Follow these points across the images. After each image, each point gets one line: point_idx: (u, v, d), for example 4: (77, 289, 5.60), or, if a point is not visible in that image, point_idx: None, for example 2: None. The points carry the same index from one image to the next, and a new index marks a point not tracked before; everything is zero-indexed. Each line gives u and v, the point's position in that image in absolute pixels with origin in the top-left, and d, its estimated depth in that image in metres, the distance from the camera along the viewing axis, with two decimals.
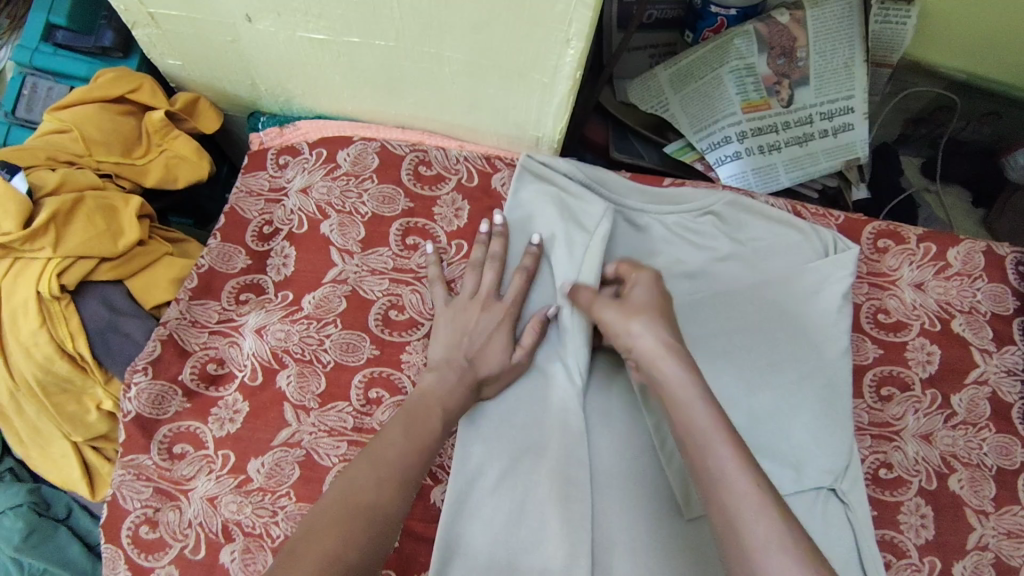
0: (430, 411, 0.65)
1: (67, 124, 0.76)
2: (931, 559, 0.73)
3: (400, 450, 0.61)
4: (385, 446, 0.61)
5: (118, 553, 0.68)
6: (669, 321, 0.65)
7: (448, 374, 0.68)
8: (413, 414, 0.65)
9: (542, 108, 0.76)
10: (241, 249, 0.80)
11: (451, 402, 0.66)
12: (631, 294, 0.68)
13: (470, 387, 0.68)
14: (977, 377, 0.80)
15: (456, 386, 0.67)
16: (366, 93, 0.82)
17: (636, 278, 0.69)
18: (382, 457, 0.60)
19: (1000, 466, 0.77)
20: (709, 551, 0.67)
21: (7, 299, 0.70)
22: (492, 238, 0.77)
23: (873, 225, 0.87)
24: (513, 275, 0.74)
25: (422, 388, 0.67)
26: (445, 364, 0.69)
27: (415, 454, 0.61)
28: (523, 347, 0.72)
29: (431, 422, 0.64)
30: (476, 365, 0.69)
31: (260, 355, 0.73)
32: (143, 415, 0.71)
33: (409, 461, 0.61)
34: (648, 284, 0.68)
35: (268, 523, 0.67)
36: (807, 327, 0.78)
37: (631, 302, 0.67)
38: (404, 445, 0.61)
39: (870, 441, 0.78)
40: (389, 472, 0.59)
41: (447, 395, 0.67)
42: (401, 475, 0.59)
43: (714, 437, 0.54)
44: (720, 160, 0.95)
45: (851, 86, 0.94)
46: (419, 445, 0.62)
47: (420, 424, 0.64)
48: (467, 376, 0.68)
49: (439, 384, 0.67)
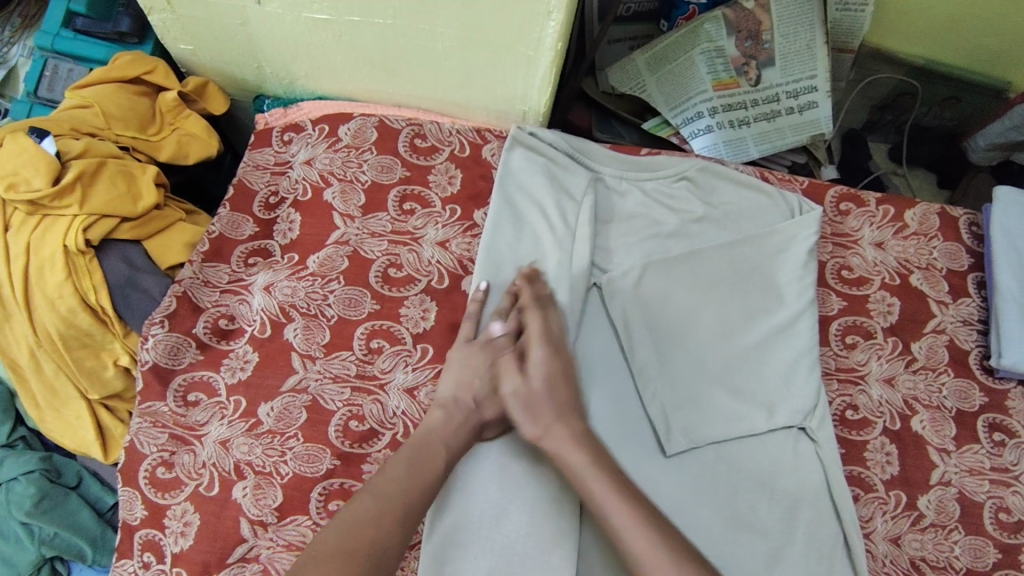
0: (434, 449, 0.67)
1: (90, 100, 0.83)
2: (896, 493, 0.79)
3: (404, 487, 0.63)
4: (386, 482, 0.63)
5: (135, 494, 0.73)
6: (566, 407, 0.69)
7: (456, 413, 0.70)
8: (419, 451, 0.67)
9: (529, 81, 0.83)
10: (249, 217, 0.85)
11: (455, 442, 0.68)
12: (531, 387, 0.70)
13: (473, 430, 0.70)
14: (935, 326, 0.87)
15: (462, 427, 0.69)
16: (364, 73, 0.89)
17: (540, 366, 0.70)
18: (384, 492, 0.62)
19: (960, 408, 0.83)
20: (687, 486, 0.76)
21: (34, 256, 0.76)
22: (529, 290, 0.76)
23: (835, 190, 0.94)
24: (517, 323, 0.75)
25: (426, 428, 0.69)
26: (452, 404, 0.70)
27: (419, 490, 0.64)
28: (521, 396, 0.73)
29: (435, 459, 0.66)
30: (483, 409, 0.71)
31: (269, 310, 0.78)
32: (160, 364, 0.76)
33: (409, 494, 0.63)
34: (549, 379, 0.70)
35: (277, 461, 0.71)
36: (776, 280, 0.85)
37: (527, 398, 0.69)
38: (406, 480, 0.64)
39: (837, 384, 0.84)
40: (393, 509, 0.61)
41: (452, 435, 0.69)
42: (401, 511, 0.61)
43: (617, 515, 0.60)
44: (693, 134, 1.01)
45: (813, 66, 1.02)
46: (420, 480, 0.64)
47: (423, 462, 0.66)
48: (472, 418, 0.70)
49: (445, 425, 0.69)
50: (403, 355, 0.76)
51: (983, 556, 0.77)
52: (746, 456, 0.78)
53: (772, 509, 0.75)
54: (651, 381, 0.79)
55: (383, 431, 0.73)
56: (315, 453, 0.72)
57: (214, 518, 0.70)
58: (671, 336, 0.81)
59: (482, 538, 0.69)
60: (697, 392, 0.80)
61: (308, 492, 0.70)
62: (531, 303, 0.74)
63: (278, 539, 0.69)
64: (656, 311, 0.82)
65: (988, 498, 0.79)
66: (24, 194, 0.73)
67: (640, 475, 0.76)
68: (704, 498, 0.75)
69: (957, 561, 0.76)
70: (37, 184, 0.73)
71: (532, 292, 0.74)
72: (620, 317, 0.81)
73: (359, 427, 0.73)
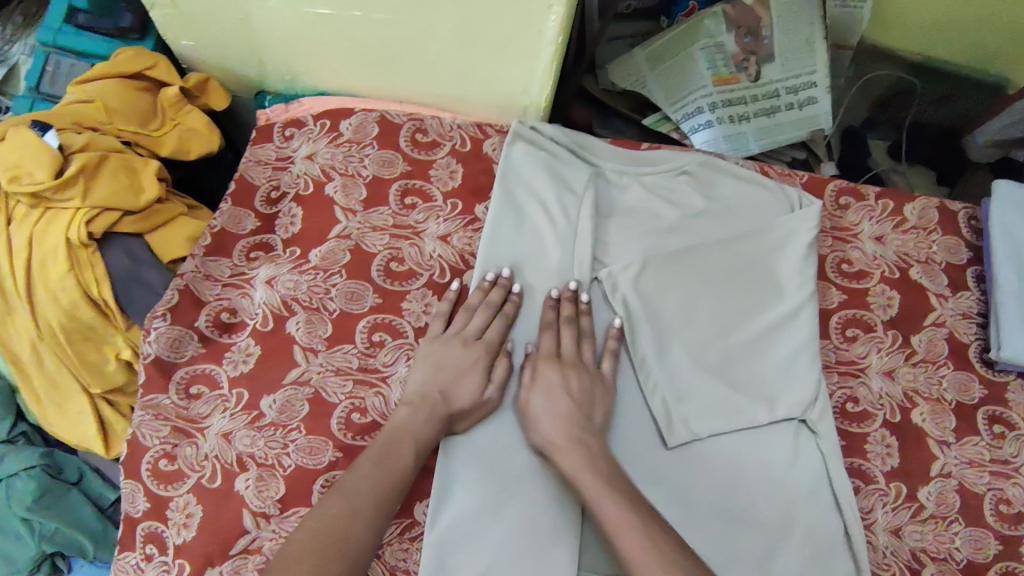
0: (401, 445, 0.68)
1: (92, 95, 0.83)
2: (897, 485, 0.79)
3: (372, 483, 0.65)
4: (358, 479, 0.65)
5: (138, 487, 0.73)
6: (567, 418, 0.70)
7: (421, 409, 0.71)
8: (386, 447, 0.68)
9: (529, 75, 0.84)
10: (250, 212, 0.86)
11: (423, 435, 0.69)
12: (531, 403, 0.73)
13: (441, 423, 0.70)
14: (934, 319, 0.87)
15: (428, 421, 0.70)
16: (367, 68, 0.89)
17: (541, 376, 0.74)
18: (355, 489, 0.64)
19: (960, 400, 0.84)
20: (688, 476, 0.77)
21: (36, 248, 0.76)
22: (495, 289, 0.78)
23: (834, 184, 0.94)
24: (495, 322, 0.77)
25: (394, 425, 0.70)
26: (420, 400, 0.71)
27: (389, 485, 0.65)
28: (496, 386, 0.74)
29: (402, 454, 0.68)
30: (450, 402, 0.71)
31: (271, 303, 0.79)
32: (162, 357, 0.76)
33: (381, 490, 0.64)
34: (548, 393, 0.73)
35: (279, 454, 0.72)
36: (777, 274, 0.85)
37: (532, 412, 0.72)
38: (376, 476, 0.65)
39: (837, 377, 0.84)
40: (362, 504, 0.63)
41: (420, 428, 0.69)
42: (371, 506, 0.63)
43: (611, 519, 0.62)
44: (693, 128, 1.02)
45: (813, 62, 1.03)
46: (391, 477, 0.66)
47: (391, 457, 0.67)
48: (438, 412, 0.70)
49: (412, 419, 0.70)
50: (405, 348, 0.77)
51: (984, 547, 0.77)
52: (747, 448, 0.78)
53: (773, 500, 0.76)
54: (652, 372, 0.80)
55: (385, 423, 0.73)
56: (318, 446, 0.72)
57: (216, 509, 0.71)
58: (672, 329, 0.82)
59: (485, 529, 0.69)
60: (699, 384, 0.80)
61: (311, 484, 0.71)
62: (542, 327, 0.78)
63: (281, 531, 0.69)
64: (656, 303, 0.82)
65: (988, 489, 0.80)
66: (27, 186, 0.74)
67: (642, 467, 0.77)
68: (704, 489, 0.76)
69: (958, 552, 0.77)
70: (40, 176, 0.74)
71: (544, 316, 0.78)
72: (622, 309, 0.81)
73: (361, 420, 0.73)
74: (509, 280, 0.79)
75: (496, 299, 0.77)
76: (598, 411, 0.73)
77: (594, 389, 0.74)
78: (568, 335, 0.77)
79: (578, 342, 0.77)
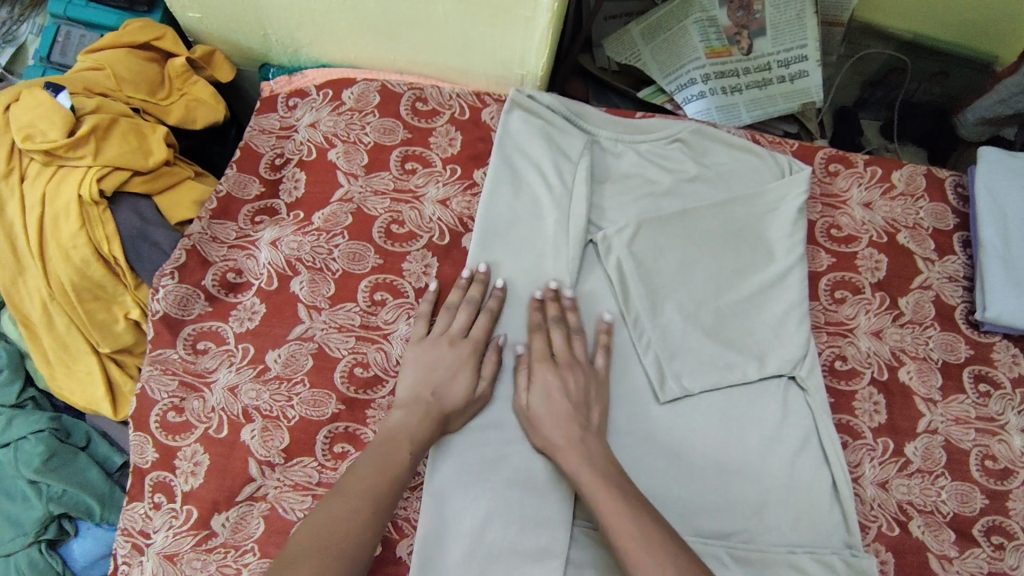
0: (397, 446, 0.67)
1: (101, 63, 0.85)
2: (884, 440, 0.82)
3: (370, 487, 0.64)
4: (354, 480, 0.64)
5: (146, 439, 0.75)
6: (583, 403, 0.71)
7: (416, 411, 0.70)
8: (383, 448, 0.67)
9: (527, 43, 0.86)
10: (255, 177, 0.88)
11: (417, 436, 0.68)
12: (530, 407, 0.72)
13: (436, 423, 0.70)
14: (921, 282, 0.89)
15: (424, 421, 0.69)
16: (367, 39, 0.91)
17: (539, 383, 0.73)
18: (353, 491, 0.63)
19: (946, 359, 0.86)
20: (681, 428, 0.79)
21: (49, 205, 0.79)
22: (472, 285, 0.78)
23: (824, 152, 0.97)
24: (479, 319, 0.76)
25: (390, 427, 0.69)
26: (412, 402, 0.70)
27: (387, 488, 0.65)
28: (485, 383, 0.73)
29: (400, 456, 0.67)
30: (441, 402, 0.71)
31: (275, 263, 0.81)
32: (170, 314, 0.79)
33: (378, 492, 0.64)
34: (547, 396, 0.72)
35: (284, 406, 0.74)
36: (766, 238, 0.87)
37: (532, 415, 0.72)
38: (373, 479, 0.65)
39: (826, 336, 0.86)
40: (360, 506, 0.62)
41: (416, 429, 0.69)
42: (369, 507, 0.63)
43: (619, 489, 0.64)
44: (686, 99, 1.04)
45: (804, 35, 1.05)
46: (388, 478, 0.65)
47: (388, 458, 0.66)
48: (432, 412, 0.70)
49: (407, 420, 0.69)
50: (405, 307, 0.79)
51: (970, 500, 0.80)
52: (738, 404, 0.80)
53: (762, 453, 0.78)
54: (645, 330, 0.82)
55: (386, 377, 0.76)
56: (322, 398, 0.74)
57: (224, 458, 0.73)
58: (665, 291, 0.84)
59: (486, 475, 0.72)
60: (690, 342, 0.82)
61: (314, 435, 0.73)
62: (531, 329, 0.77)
63: (286, 480, 0.72)
64: (649, 265, 0.84)
65: (974, 446, 0.82)
66: (41, 144, 0.76)
67: (635, 421, 0.79)
68: (699, 445, 0.78)
69: (944, 505, 0.79)
70: (52, 135, 0.76)
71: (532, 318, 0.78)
72: (616, 271, 0.83)
73: (364, 373, 0.76)
74: (487, 276, 0.78)
75: (477, 294, 0.77)
76: (596, 410, 0.73)
77: (592, 387, 0.74)
78: (561, 335, 0.76)
79: (569, 339, 0.76)
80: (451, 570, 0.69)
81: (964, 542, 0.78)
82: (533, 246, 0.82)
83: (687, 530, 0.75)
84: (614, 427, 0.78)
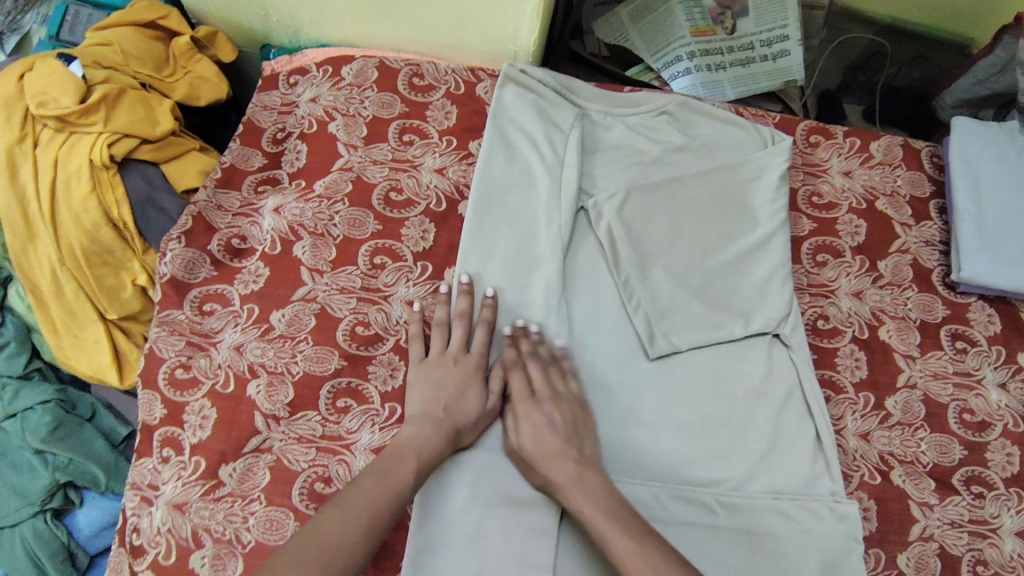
0: (404, 459, 0.66)
1: (110, 39, 0.89)
2: (865, 394, 0.85)
3: (370, 497, 0.62)
4: (356, 493, 0.62)
5: (154, 396, 0.78)
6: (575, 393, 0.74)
7: (425, 427, 0.70)
8: (389, 461, 0.66)
9: (518, 18, 0.89)
10: (257, 151, 0.91)
11: (427, 452, 0.67)
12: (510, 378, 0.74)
13: (447, 436, 0.70)
14: (899, 246, 0.93)
15: (433, 437, 0.69)
16: (366, 17, 0.95)
17: (534, 372, 0.73)
18: (352, 502, 0.61)
19: (924, 319, 0.90)
20: (671, 382, 0.82)
21: (61, 169, 0.82)
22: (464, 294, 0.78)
23: (804, 124, 1.01)
24: (476, 331, 0.76)
25: (401, 440, 0.68)
26: (424, 417, 0.70)
27: (387, 501, 0.63)
28: (496, 395, 0.75)
29: (406, 469, 0.65)
30: (453, 415, 0.71)
31: (278, 229, 0.84)
32: (177, 276, 0.82)
33: (377, 505, 0.62)
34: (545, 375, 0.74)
35: (288, 362, 0.77)
36: (751, 205, 0.91)
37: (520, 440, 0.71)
38: (375, 490, 0.63)
39: (808, 297, 0.90)
40: (359, 516, 0.60)
41: (426, 444, 0.68)
42: (368, 518, 0.60)
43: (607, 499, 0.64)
44: (673, 76, 1.09)
45: (784, 16, 1.09)
46: (390, 490, 0.63)
47: (392, 471, 0.65)
48: (447, 424, 0.70)
49: (416, 437, 0.68)
50: (404, 270, 0.82)
51: (948, 451, 0.83)
52: (724, 361, 0.84)
53: (751, 408, 0.81)
54: (635, 291, 0.85)
55: (387, 336, 0.79)
56: (324, 354, 0.77)
57: (230, 411, 0.76)
58: (653, 254, 0.87)
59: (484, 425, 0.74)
60: (679, 303, 0.85)
61: (318, 389, 0.76)
62: (520, 343, 0.76)
63: (291, 432, 0.75)
64: (639, 230, 0.87)
65: (951, 400, 0.85)
66: (54, 111, 0.80)
67: (625, 377, 0.82)
68: (689, 399, 0.81)
69: (924, 455, 0.82)
70: (66, 103, 0.81)
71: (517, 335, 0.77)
72: (606, 236, 0.87)
73: (365, 332, 0.79)
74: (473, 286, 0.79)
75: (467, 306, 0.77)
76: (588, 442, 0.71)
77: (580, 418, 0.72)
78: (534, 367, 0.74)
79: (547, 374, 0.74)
80: (452, 516, 0.71)
81: (944, 491, 0.81)
82: (527, 213, 0.85)
83: (676, 480, 0.78)
84: (603, 379, 0.81)
